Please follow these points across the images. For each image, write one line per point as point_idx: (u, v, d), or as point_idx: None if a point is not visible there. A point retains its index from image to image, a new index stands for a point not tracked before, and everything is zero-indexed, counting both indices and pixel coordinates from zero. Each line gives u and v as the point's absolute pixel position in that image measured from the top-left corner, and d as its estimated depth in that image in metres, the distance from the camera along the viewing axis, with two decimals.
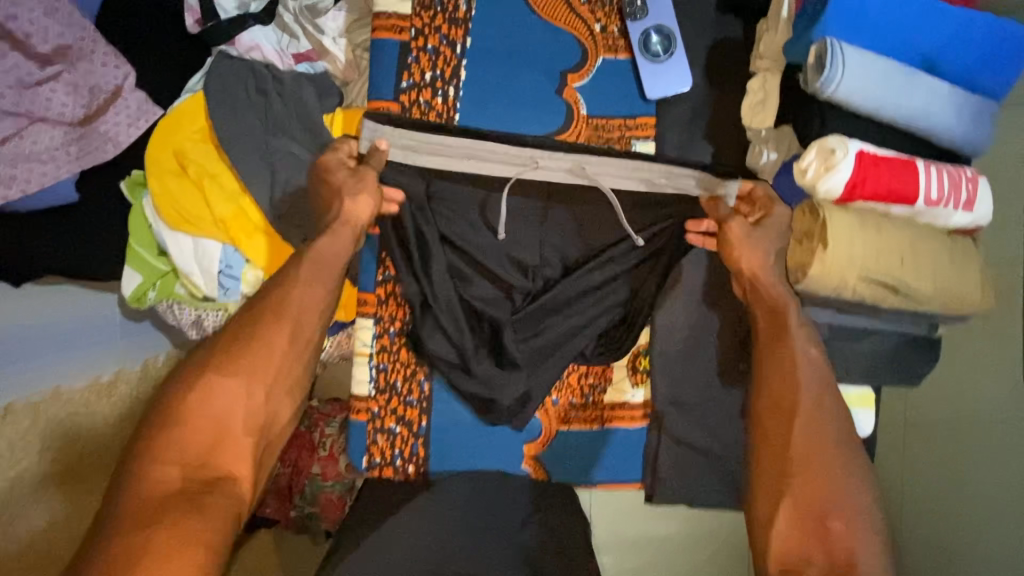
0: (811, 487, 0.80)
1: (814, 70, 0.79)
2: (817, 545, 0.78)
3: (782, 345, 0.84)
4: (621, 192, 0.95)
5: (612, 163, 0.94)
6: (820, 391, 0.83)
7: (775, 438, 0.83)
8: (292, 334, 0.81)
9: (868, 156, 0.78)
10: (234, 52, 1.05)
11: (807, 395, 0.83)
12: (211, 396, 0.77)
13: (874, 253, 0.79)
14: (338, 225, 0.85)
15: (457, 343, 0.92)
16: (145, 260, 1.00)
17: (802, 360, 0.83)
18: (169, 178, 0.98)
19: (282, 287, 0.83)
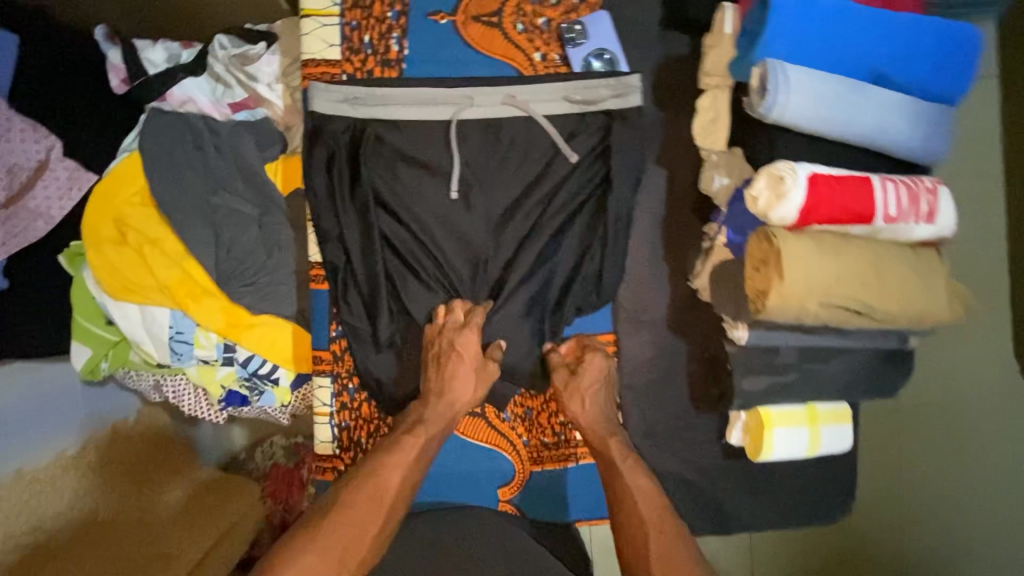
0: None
1: (757, 94, 0.76)
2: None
3: (617, 481, 0.90)
4: (557, 117, 0.92)
5: (546, 87, 0.91)
6: (670, 537, 0.85)
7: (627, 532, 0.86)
8: (388, 499, 0.83)
9: (820, 179, 0.75)
10: (167, 107, 1.00)
11: (647, 503, 0.87)
12: (301, 570, 0.76)
13: (834, 279, 0.76)
14: (449, 402, 0.89)
15: (375, 325, 0.90)
16: (94, 334, 0.98)
17: (636, 498, 0.88)
18: (109, 248, 0.95)
19: (382, 464, 0.85)
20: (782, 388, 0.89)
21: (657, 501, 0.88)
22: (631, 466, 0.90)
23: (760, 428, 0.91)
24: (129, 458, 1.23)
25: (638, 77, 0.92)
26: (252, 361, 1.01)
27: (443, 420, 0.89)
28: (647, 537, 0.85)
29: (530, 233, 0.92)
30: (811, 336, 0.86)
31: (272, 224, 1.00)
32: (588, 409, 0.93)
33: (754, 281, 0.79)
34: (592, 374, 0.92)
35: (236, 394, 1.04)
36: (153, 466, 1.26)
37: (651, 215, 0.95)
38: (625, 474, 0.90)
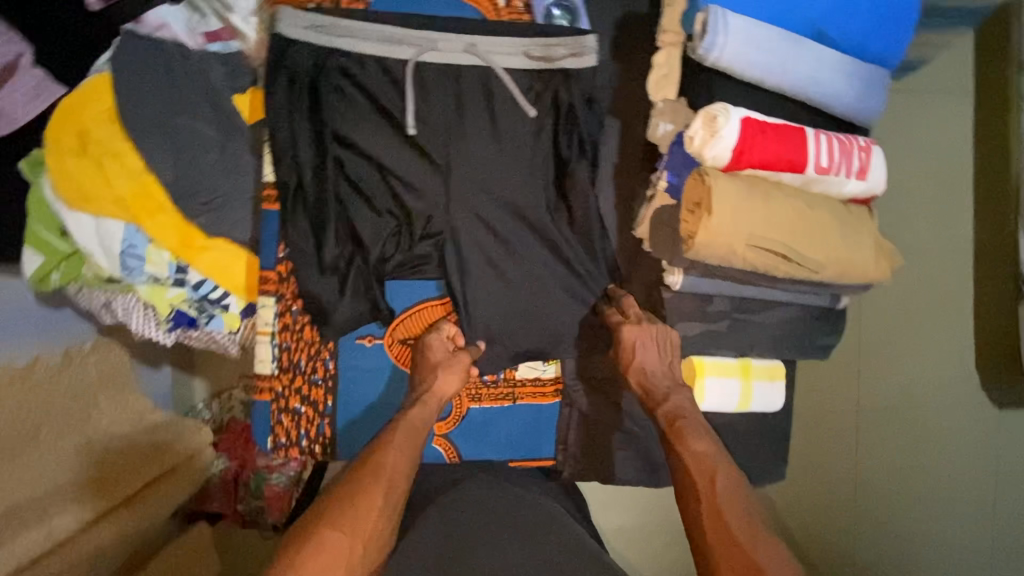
0: (739, 553, 0.65)
1: (699, 36, 0.78)
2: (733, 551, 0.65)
3: (679, 442, 0.79)
4: (517, 70, 0.94)
5: (505, 40, 0.94)
6: (732, 494, 0.72)
7: (692, 503, 0.73)
8: (389, 480, 0.77)
9: (753, 122, 0.78)
10: (140, 30, 1.02)
11: (704, 468, 0.75)
12: (319, 552, 0.65)
13: (762, 222, 0.79)
14: (426, 395, 0.90)
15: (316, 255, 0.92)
16: (46, 241, 0.98)
17: (703, 454, 0.77)
18: (69, 157, 0.96)
19: (379, 452, 0.80)
20: (714, 335, 0.92)
21: (717, 467, 0.76)
22: (691, 430, 0.79)
23: (692, 376, 0.93)
24: (83, 383, 1.25)
25: (595, 36, 0.94)
26: (203, 284, 1.02)
27: (433, 409, 0.89)
28: (712, 500, 0.71)
29: (483, 179, 0.95)
30: (742, 285, 0.88)
31: (233, 150, 1.02)
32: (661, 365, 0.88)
33: (688, 222, 0.81)
34: (643, 337, 0.88)
35: (185, 317, 1.04)
36: (105, 395, 1.28)
37: (605, 162, 0.97)
38: (692, 437, 0.79)
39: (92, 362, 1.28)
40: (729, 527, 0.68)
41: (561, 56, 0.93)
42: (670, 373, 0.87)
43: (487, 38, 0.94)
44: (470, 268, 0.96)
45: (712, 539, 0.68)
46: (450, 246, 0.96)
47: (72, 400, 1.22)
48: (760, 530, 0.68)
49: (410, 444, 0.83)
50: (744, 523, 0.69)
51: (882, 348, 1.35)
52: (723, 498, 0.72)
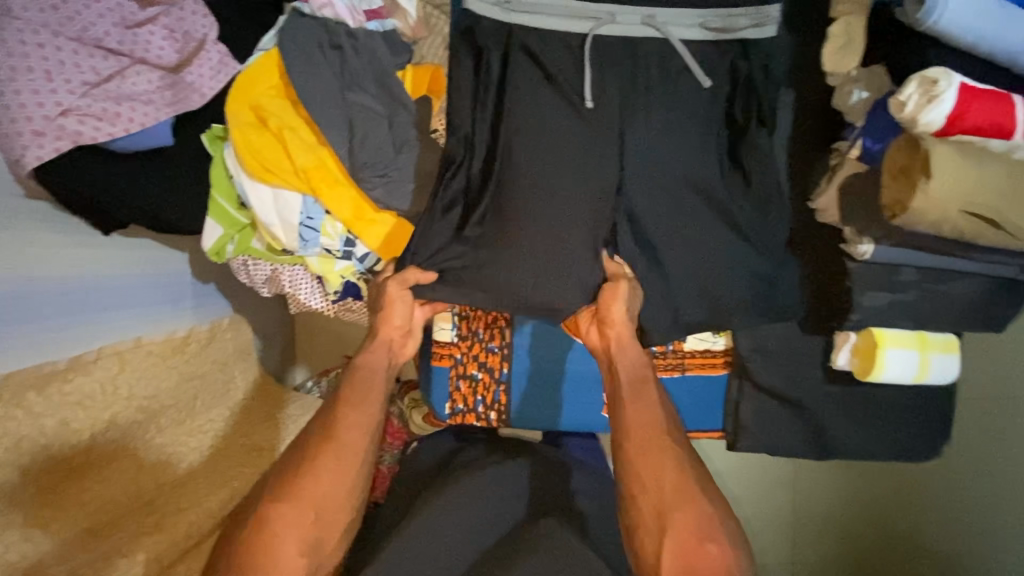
0: (682, 525, 0.79)
1: (915, 3, 0.78)
2: (691, 514, 0.80)
3: (631, 408, 0.88)
4: (692, 42, 0.94)
5: (685, 11, 0.93)
6: (675, 466, 0.83)
7: (637, 466, 0.84)
8: (349, 456, 0.81)
9: (968, 86, 0.77)
10: (307, 9, 1.06)
11: (655, 427, 0.86)
12: (266, 526, 0.75)
13: (975, 187, 0.78)
14: (376, 341, 0.95)
15: (463, 229, 0.95)
16: (225, 212, 1.00)
17: (650, 417, 0.87)
18: (250, 130, 0.98)
19: (337, 417, 0.84)
20: (901, 305, 0.91)
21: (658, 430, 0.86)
22: (642, 390, 0.89)
23: (872, 348, 0.93)
24: (221, 358, 1.20)
25: (779, 7, 0.93)
26: (370, 258, 1.05)
27: (383, 346, 0.95)
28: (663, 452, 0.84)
29: (660, 155, 0.94)
30: (935, 255, 0.87)
31: (401, 124, 1.03)
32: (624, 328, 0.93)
33: (891, 189, 0.81)
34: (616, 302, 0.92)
35: (351, 289, 1.08)
36: (239, 369, 1.23)
37: (781, 135, 0.98)
38: (632, 406, 0.88)
39: (229, 338, 1.24)
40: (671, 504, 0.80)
41: (744, 27, 0.93)
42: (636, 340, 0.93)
43: (666, 10, 0.93)
44: (642, 242, 0.96)
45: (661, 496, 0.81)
46: (624, 220, 0.95)
47: (215, 373, 1.18)
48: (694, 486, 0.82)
49: (364, 404, 0.86)
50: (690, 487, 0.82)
51: None
52: (664, 452, 0.84)
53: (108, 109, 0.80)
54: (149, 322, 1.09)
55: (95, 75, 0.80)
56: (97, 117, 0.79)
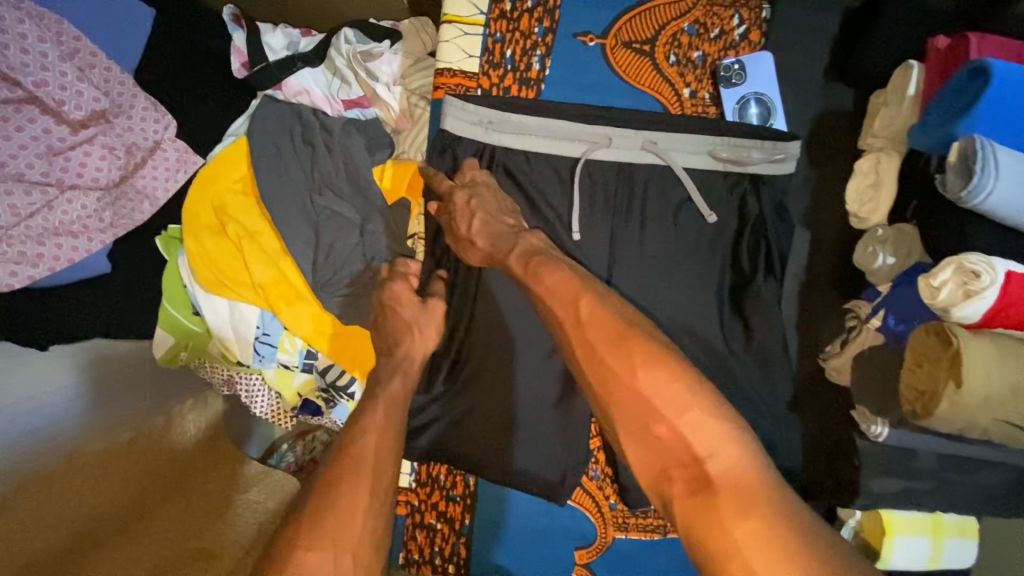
0: (618, 394, 0.60)
1: (957, 172, 0.66)
2: (655, 452, 0.57)
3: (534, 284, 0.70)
4: (697, 171, 0.83)
5: (692, 136, 0.82)
6: (595, 319, 0.64)
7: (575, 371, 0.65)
8: (367, 466, 0.63)
9: (1020, 277, 0.65)
10: (281, 96, 0.97)
11: (561, 308, 0.66)
12: None
13: (1015, 390, 0.66)
14: (405, 364, 0.77)
15: (432, 371, 0.86)
16: (177, 321, 0.92)
17: (552, 293, 0.68)
18: (207, 236, 0.91)
19: (355, 431, 0.67)
20: (917, 493, 0.79)
21: (573, 297, 0.66)
22: (543, 268, 0.70)
23: (878, 533, 0.83)
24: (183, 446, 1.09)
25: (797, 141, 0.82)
26: (331, 370, 0.95)
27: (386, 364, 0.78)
28: (585, 352, 0.63)
29: (653, 296, 0.83)
30: (961, 445, 0.76)
31: (373, 233, 0.94)
32: (484, 224, 0.77)
33: (913, 379, 0.70)
34: (464, 209, 0.78)
35: (309, 405, 0.99)
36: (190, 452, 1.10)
37: (790, 279, 0.87)
38: (538, 283, 0.70)
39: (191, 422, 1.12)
40: (608, 356, 0.61)
41: (760, 159, 0.82)
42: (498, 229, 0.77)
43: (675, 131, 0.82)
44: None
45: (612, 376, 0.61)
46: None
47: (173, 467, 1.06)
48: (657, 358, 0.59)
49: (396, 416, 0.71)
50: (636, 345, 0.61)
51: None
52: (603, 343, 0.62)
53: (30, 250, 0.77)
54: (104, 426, 0.98)
55: (16, 213, 0.77)
56: (15, 260, 0.76)
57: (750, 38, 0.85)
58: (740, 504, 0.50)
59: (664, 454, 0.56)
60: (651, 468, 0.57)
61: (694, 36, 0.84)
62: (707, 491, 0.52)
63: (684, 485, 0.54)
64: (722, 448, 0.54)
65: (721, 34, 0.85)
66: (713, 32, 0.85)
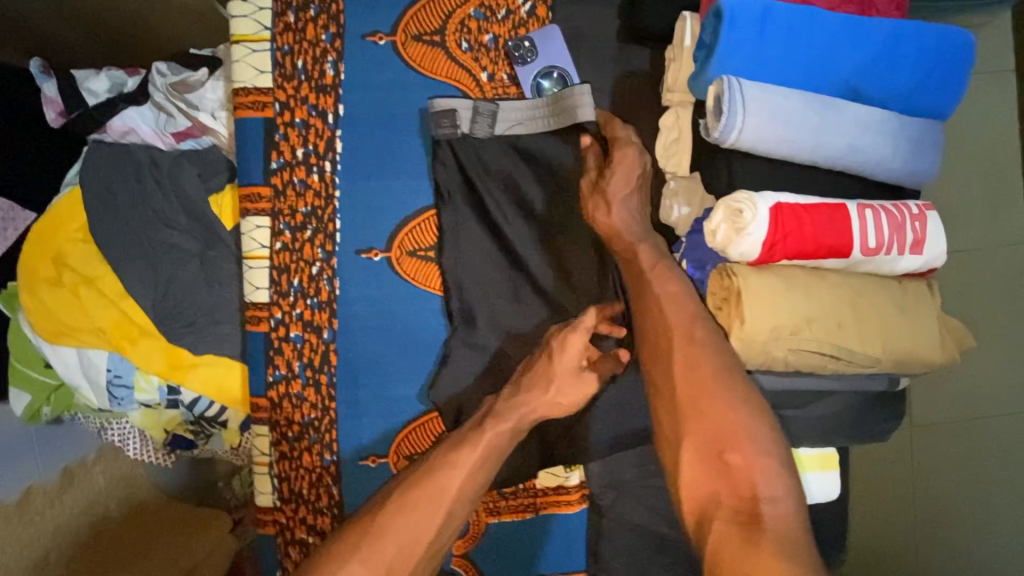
0: (707, 412, 0.59)
1: (712, 115, 0.68)
2: (718, 483, 0.57)
3: (648, 290, 0.69)
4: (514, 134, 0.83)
5: (518, 105, 0.83)
6: (680, 312, 0.66)
7: (659, 379, 0.64)
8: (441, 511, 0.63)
9: (784, 207, 0.67)
10: (109, 139, 0.98)
11: (678, 320, 0.65)
12: None
13: (802, 318, 0.68)
14: (489, 417, 0.71)
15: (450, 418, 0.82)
16: (31, 378, 0.93)
17: (671, 296, 0.67)
18: (44, 287, 0.91)
19: (415, 476, 0.65)
20: None
21: (682, 300, 0.67)
22: (667, 269, 0.70)
23: None
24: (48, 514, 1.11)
25: (587, 86, 0.78)
26: (198, 402, 0.95)
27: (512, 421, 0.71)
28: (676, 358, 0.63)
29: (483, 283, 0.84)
30: (786, 379, 0.77)
31: (215, 260, 0.95)
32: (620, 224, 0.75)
33: (717, 323, 0.71)
34: (621, 175, 0.76)
35: (182, 440, 0.99)
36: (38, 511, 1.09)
37: None
38: (651, 283, 0.69)
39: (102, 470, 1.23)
40: (704, 365, 0.61)
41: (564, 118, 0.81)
42: (644, 222, 0.75)
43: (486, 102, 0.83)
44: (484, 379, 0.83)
45: (688, 380, 0.61)
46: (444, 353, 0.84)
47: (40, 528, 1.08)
48: (724, 383, 0.60)
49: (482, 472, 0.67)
50: (701, 357, 0.62)
51: None
52: (677, 368, 0.62)
53: None
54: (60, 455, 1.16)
55: None
56: None
57: (538, 14, 0.86)
58: (781, 544, 0.50)
59: (756, 515, 0.53)
60: (700, 492, 0.58)
61: (481, 20, 0.85)
62: (755, 530, 0.52)
63: (732, 514, 0.54)
64: (782, 495, 0.55)
65: (509, 14, 0.86)
66: (500, 13, 0.86)
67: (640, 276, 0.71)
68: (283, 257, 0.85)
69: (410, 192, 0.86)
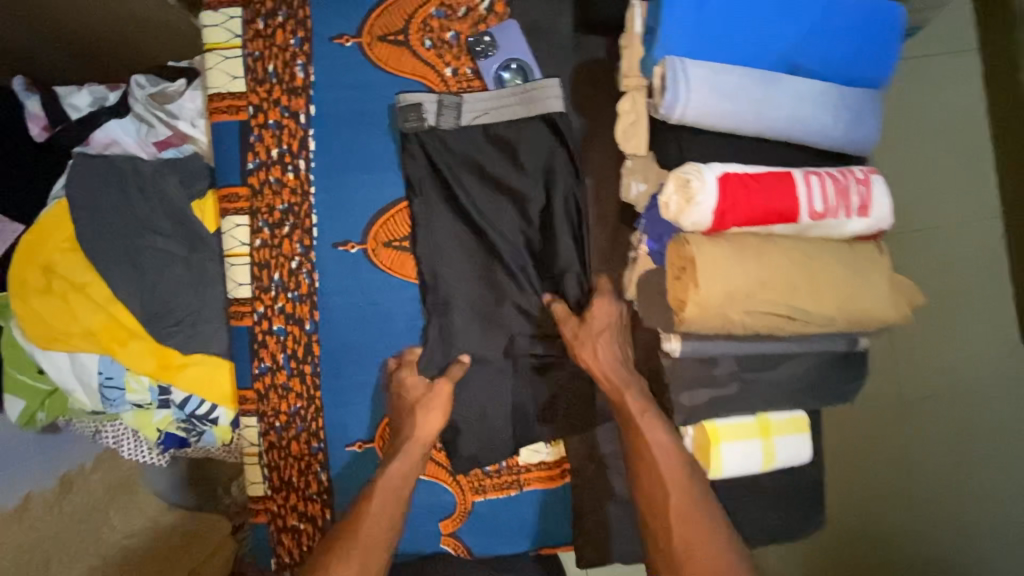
0: (695, 545, 0.72)
1: (659, 94, 0.72)
2: None
3: (639, 435, 0.78)
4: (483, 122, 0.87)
5: (485, 96, 0.87)
6: (666, 459, 0.76)
7: (655, 496, 0.76)
8: (363, 536, 0.75)
9: (732, 177, 0.71)
10: (91, 151, 1.01)
11: (667, 469, 0.76)
12: None
13: (756, 281, 0.71)
14: (409, 444, 0.82)
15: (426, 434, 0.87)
16: (24, 384, 0.96)
17: (659, 457, 0.77)
18: (35, 295, 0.94)
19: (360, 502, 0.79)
20: (725, 400, 0.84)
21: (673, 456, 0.77)
22: (655, 426, 0.78)
23: (706, 444, 0.85)
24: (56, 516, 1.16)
25: (558, 80, 0.87)
26: (189, 401, 0.98)
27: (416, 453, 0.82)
28: (672, 537, 0.73)
29: (455, 271, 0.87)
30: (748, 344, 0.80)
31: (200, 261, 0.99)
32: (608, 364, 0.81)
33: (676, 292, 0.74)
34: (600, 325, 0.83)
35: (175, 438, 1.02)
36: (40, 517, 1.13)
37: None
38: (639, 425, 0.78)
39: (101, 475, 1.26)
40: (693, 515, 0.74)
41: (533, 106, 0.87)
42: (626, 366, 0.81)
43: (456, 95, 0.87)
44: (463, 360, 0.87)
45: (678, 511, 0.74)
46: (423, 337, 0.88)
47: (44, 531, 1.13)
48: (699, 521, 0.73)
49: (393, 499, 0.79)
50: (689, 500, 0.75)
51: None
52: (676, 524, 0.73)
53: None
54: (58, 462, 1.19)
55: None
56: None
57: (496, 10, 0.91)
58: None
59: None
60: None
61: (443, 19, 0.90)
62: None
63: None
64: None
65: (468, 12, 0.90)
66: (460, 11, 0.90)
67: (627, 420, 0.79)
68: (263, 254, 0.88)
69: (376, 184, 0.90)
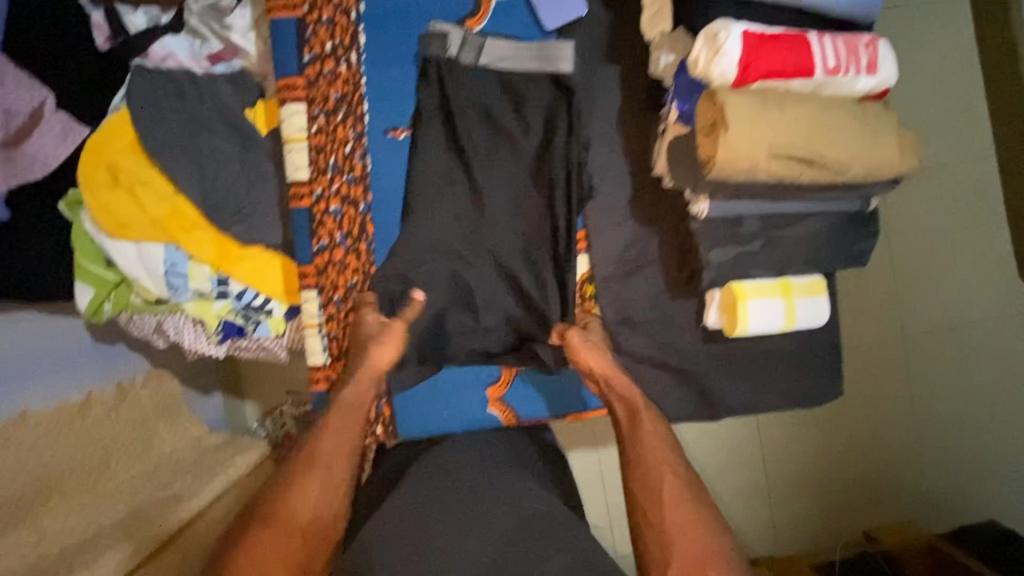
0: (680, 529, 0.80)
1: None
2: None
3: (637, 430, 0.89)
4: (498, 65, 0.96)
5: (505, 45, 0.95)
6: (664, 453, 0.87)
7: (649, 480, 0.84)
8: (334, 479, 0.82)
9: (754, 33, 0.79)
10: (149, 64, 1.06)
11: (659, 456, 0.86)
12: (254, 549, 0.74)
13: (779, 126, 0.79)
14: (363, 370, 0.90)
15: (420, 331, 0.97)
16: (93, 273, 1.03)
17: (654, 444, 0.88)
18: (102, 190, 1.01)
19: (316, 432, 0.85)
20: (750, 257, 0.92)
21: (664, 443, 0.88)
22: (648, 419, 0.90)
23: (733, 302, 0.93)
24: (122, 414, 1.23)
25: (571, 45, 0.95)
26: (245, 292, 1.06)
27: (370, 380, 0.89)
28: (663, 517, 0.82)
29: (490, 157, 0.96)
30: (770, 201, 0.88)
31: (253, 159, 1.06)
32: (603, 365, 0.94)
33: (706, 144, 0.81)
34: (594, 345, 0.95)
35: (233, 328, 1.08)
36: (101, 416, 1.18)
37: (611, 110, 0.99)
38: (642, 422, 0.90)
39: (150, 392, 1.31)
40: (687, 501, 0.83)
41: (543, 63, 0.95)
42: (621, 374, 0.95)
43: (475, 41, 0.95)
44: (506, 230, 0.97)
45: (671, 494, 0.83)
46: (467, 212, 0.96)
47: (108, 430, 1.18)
48: (684, 506, 0.82)
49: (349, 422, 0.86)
50: (680, 483, 0.84)
51: (924, 246, 1.49)
52: (668, 507, 0.82)
53: None
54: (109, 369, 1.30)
55: None
56: None
57: None
58: None
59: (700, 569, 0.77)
60: None
61: None
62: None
63: None
64: None
65: None
66: None
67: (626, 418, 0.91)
68: (319, 138, 0.95)
69: (409, 86, 0.97)
